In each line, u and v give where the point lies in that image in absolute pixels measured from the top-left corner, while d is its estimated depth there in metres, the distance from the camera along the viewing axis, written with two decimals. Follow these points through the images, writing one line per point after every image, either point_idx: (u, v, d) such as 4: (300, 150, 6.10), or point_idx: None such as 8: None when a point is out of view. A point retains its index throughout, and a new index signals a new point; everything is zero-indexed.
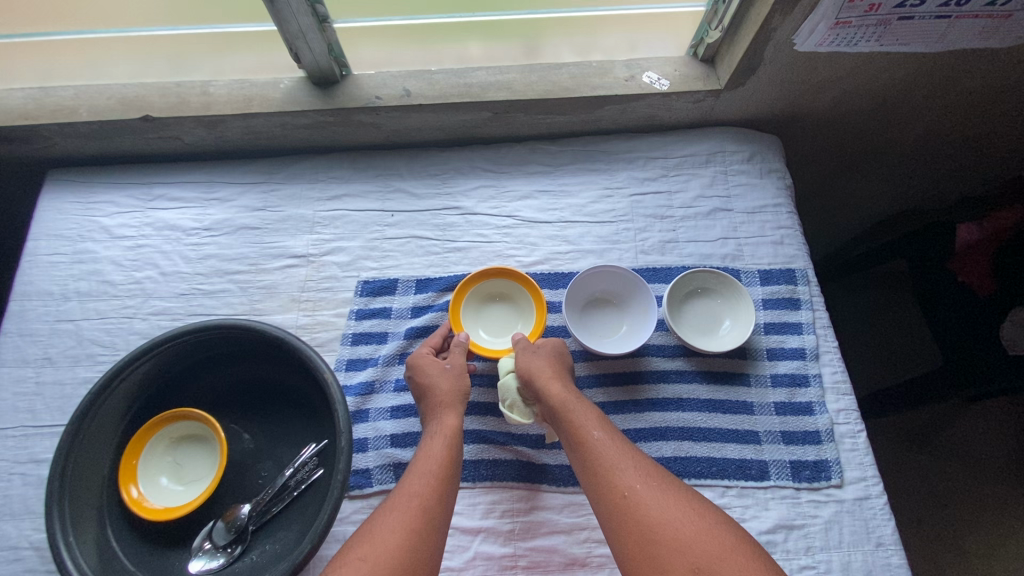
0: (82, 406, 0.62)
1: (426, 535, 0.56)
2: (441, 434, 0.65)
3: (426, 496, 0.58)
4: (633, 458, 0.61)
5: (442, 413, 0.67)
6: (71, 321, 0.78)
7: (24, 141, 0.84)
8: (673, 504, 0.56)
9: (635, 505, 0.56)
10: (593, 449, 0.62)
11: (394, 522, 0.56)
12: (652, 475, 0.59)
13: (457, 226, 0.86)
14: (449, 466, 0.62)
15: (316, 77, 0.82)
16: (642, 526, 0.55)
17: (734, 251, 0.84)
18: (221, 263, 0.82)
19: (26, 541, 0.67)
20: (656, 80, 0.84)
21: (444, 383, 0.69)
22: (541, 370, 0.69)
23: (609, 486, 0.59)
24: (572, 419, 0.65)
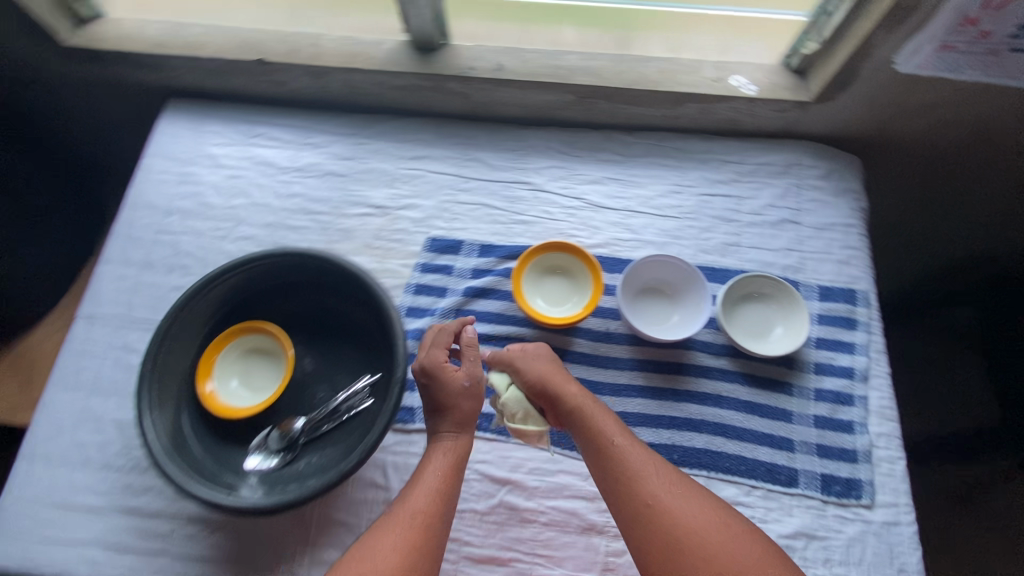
0: (181, 299, 0.70)
1: (426, 551, 0.58)
2: (451, 452, 0.65)
3: (430, 514, 0.60)
4: (656, 465, 0.62)
5: (456, 433, 0.66)
6: (171, 233, 0.87)
7: (152, 67, 0.93)
8: (698, 513, 0.57)
9: (660, 515, 0.57)
10: (615, 455, 0.62)
11: (396, 538, 0.58)
12: (674, 481, 0.60)
13: (526, 200, 0.90)
14: (450, 484, 0.63)
15: (419, 41, 0.87)
16: (667, 534, 0.56)
17: (796, 263, 0.84)
18: (307, 203, 0.89)
19: (112, 416, 0.76)
20: (744, 85, 0.85)
21: (461, 403, 0.66)
22: (553, 378, 0.69)
23: (632, 492, 0.59)
24: (590, 422, 0.65)
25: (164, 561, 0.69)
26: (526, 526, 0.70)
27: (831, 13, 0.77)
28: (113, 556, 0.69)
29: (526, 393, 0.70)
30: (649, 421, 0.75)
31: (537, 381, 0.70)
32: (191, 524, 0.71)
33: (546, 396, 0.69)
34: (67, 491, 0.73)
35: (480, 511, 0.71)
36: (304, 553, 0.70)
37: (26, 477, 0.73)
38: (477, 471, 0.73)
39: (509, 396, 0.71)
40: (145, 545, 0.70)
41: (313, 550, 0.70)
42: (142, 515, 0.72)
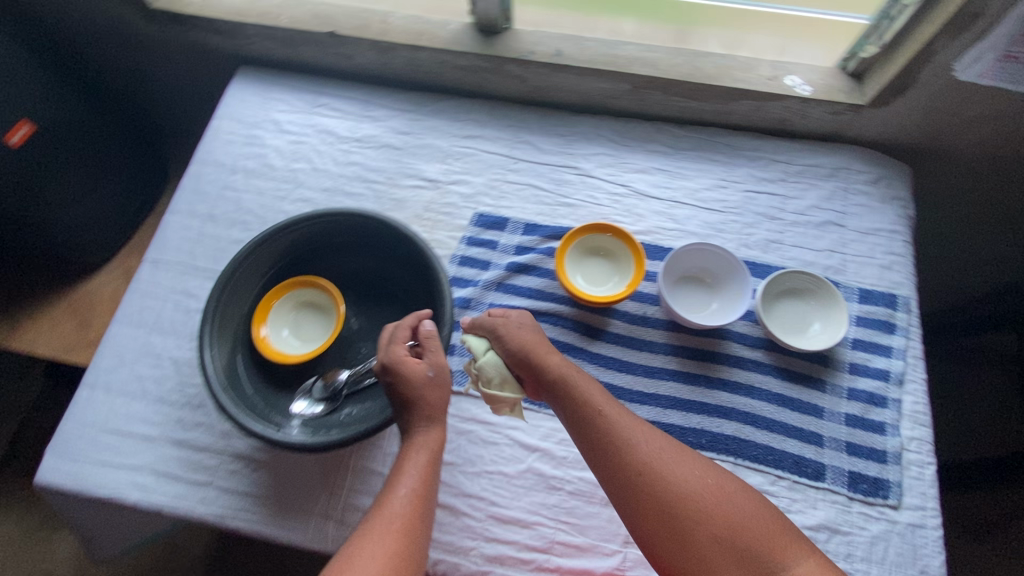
0: (247, 246, 0.74)
1: (408, 556, 0.58)
2: (426, 448, 0.65)
3: (407, 524, 0.59)
4: (646, 433, 0.63)
5: (428, 425, 0.66)
6: (234, 190, 0.91)
7: (229, 34, 0.98)
8: (691, 477, 0.60)
9: (653, 483, 0.59)
10: (606, 427, 0.63)
11: (377, 551, 0.57)
12: (663, 448, 0.62)
13: (573, 184, 0.92)
14: (428, 482, 0.63)
15: (483, 24, 0.91)
16: (662, 501, 0.58)
17: (838, 264, 0.85)
18: (363, 171, 0.93)
19: (170, 354, 0.81)
20: (799, 85, 0.86)
21: (429, 394, 0.66)
22: (536, 348, 0.70)
23: (624, 462, 0.61)
24: (575, 392, 0.66)
25: (209, 492, 0.73)
26: (552, 493, 0.73)
27: (893, 18, 0.79)
28: (162, 483, 0.74)
29: (505, 360, 0.70)
30: (679, 404, 0.76)
31: (520, 350, 0.70)
32: (235, 461, 0.75)
33: (529, 366, 0.69)
34: (124, 420, 0.77)
35: (509, 475, 0.74)
36: (341, 496, 0.73)
37: (88, 404, 0.78)
38: (508, 437, 0.76)
39: (486, 361, 0.71)
40: (192, 476, 0.74)
41: (350, 494, 0.73)
42: (191, 449, 0.76)
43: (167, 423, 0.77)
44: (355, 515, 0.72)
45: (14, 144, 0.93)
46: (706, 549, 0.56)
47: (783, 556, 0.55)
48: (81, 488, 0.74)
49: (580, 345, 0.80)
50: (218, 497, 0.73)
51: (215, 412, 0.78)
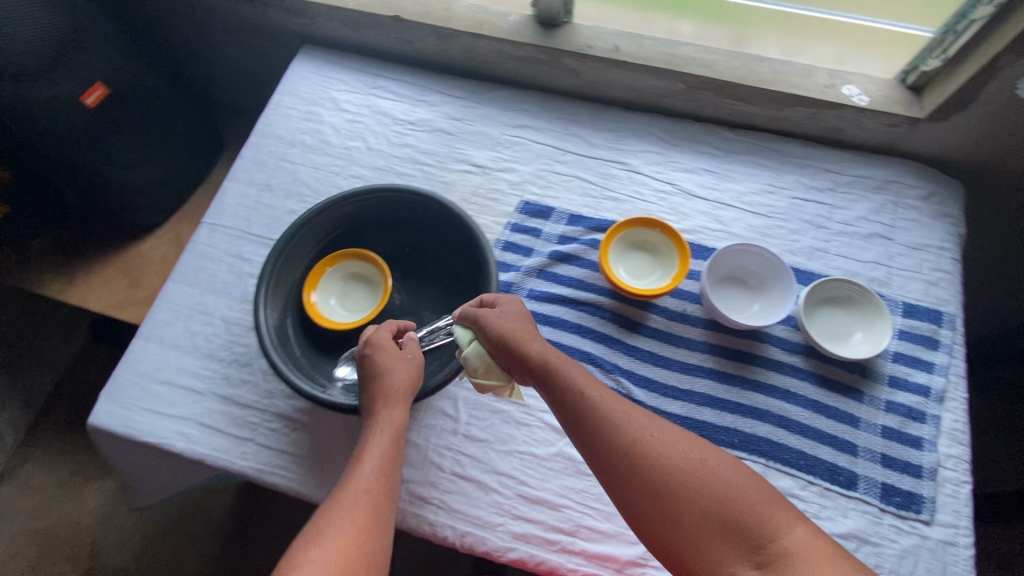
0: (307, 213, 0.78)
1: (376, 532, 0.57)
2: (389, 428, 0.64)
3: (374, 500, 0.59)
4: (630, 412, 0.62)
5: (393, 405, 0.66)
6: (291, 163, 0.95)
7: (297, 14, 1.02)
8: (676, 454, 0.58)
9: (639, 462, 0.58)
10: (589, 410, 0.61)
11: (346, 523, 0.56)
12: (647, 426, 0.61)
13: (620, 179, 0.93)
14: (390, 462, 0.63)
15: (543, 17, 0.93)
16: (650, 483, 0.57)
17: (883, 277, 0.84)
18: (415, 153, 0.96)
19: (221, 313, 0.84)
20: (856, 94, 0.86)
21: (399, 371, 0.68)
22: (516, 332, 0.68)
23: (610, 443, 0.60)
24: (555, 375, 0.64)
25: (250, 448, 0.76)
26: (581, 478, 0.74)
27: (958, 32, 0.78)
28: (207, 435, 0.77)
29: (486, 348, 0.69)
30: (713, 403, 0.76)
31: (499, 336, 0.68)
32: (277, 420, 0.78)
33: (509, 350, 0.67)
34: (174, 372, 0.81)
35: (540, 457, 0.75)
36: None
37: (142, 354, 0.82)
38: (541, 420, 0.77)
39: (470, 349, 0.69)
40: (235, 431, 0.77)
41: None
42: (235, 405, 0.79)
43: (215, 379, 0.80)
44: None
45: (90, 104, 0.98)
46: (697, 526, 0.54)
47: (775, 527, 0.54)
48: (131, 433, 0.77)
49: (617, 336, 0.81)
50: (258, 453, 0.76)
51: (261, 372, 0.81)
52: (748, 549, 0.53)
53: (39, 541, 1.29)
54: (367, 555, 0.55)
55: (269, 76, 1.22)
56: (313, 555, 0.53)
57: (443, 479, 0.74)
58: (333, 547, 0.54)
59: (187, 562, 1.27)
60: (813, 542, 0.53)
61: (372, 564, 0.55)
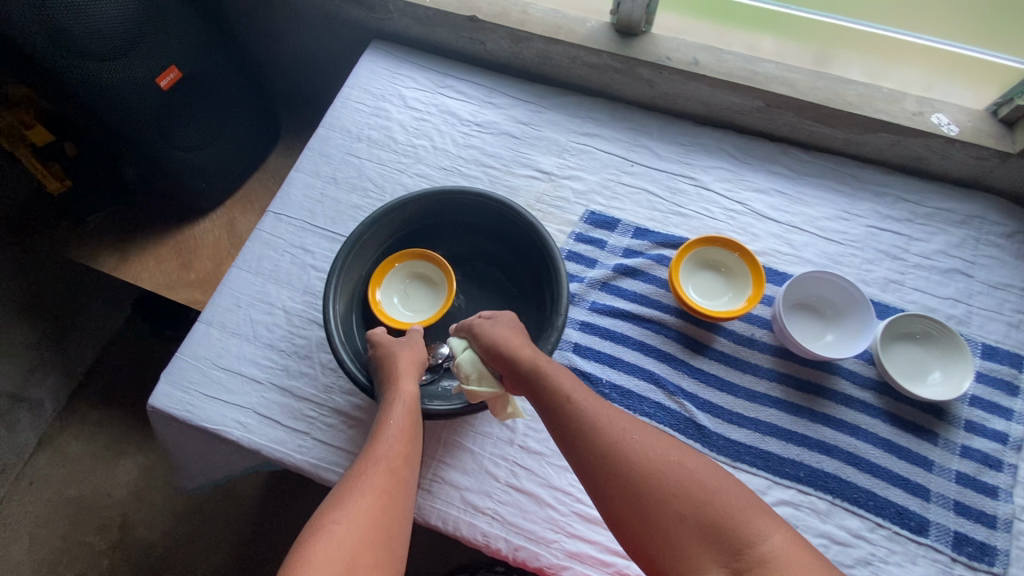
0: (377, 212, 0.78)
1: (396, 495, 0.59)
2: (400, 400, 0.66)
3: (393, 467, 0.60)
4: (612, 414, 0.61)
5: (401, 380, 0.68)
6: (357, 158, 0.95)
7: (371, 8, 1.01)
8: (653, 456, 0.57)
9: (618, 464, 0.57)
10: (572, 413, 0.61)
11: (365, 488, 0.58)
12: (627, 429, 0.60)
13: (689, 194, 0.91)
14: (408, 433, 0.64)
15: (622, 25, 0.91)
16: (626, 486, 0.55)
17: (961, 315, 0.81)
18: (481, 155, 0.95)
19: (282, 303, 0.85)
20: (945, 124, 0.83)
21: (404, 355, 0.70)
22: (509, 338, 0.69)
23: (590, 445, 0.59)
24: (543, 375, 0.65)
25: (306, 442, 0.76)
26: None
27: None
28: (263, 425, 0.77)
29: (479, 355, 0.70)
30: (779, 433, 0.75)
31: (492, 343, 0.70)
32: (333, 416, 0.77)
33: (500, 356, 0.68)
34: (234, 359, 0.81)
35: None
36: (432, 466, 0.74)
37: (203, 339, 0.82)
38: None
39: (464, 358, 0.72)
40: (292, 423, 0.77)
41: (440, 466, 0.74)
42: (293, 397, 0.79)
43: (274, 369, 0.80)
44: (442, 488, 0.73)
45: (164, 88, 1.00)
46: (674, 529, 0.52)
47: (755, 532, 0.51)
48: (190, 417, 0.77)
49: (681, 357, 0.79)
50: (314, 448, 0.75)
51: (320, 366, 0.81)
52: (725, 554, 0.50)
53: (71, 510, 1.30)
54: (387, 518, 0.57)
55: (332, 69, 1.22)
56: (335, 516, 0.55)
57: (498, 490, 0.73)
58: (355, 511, 0.55)
59: (214, 544, 1.28)
60: (796, 548, 0.50)
61: (393, 525, 0.57)
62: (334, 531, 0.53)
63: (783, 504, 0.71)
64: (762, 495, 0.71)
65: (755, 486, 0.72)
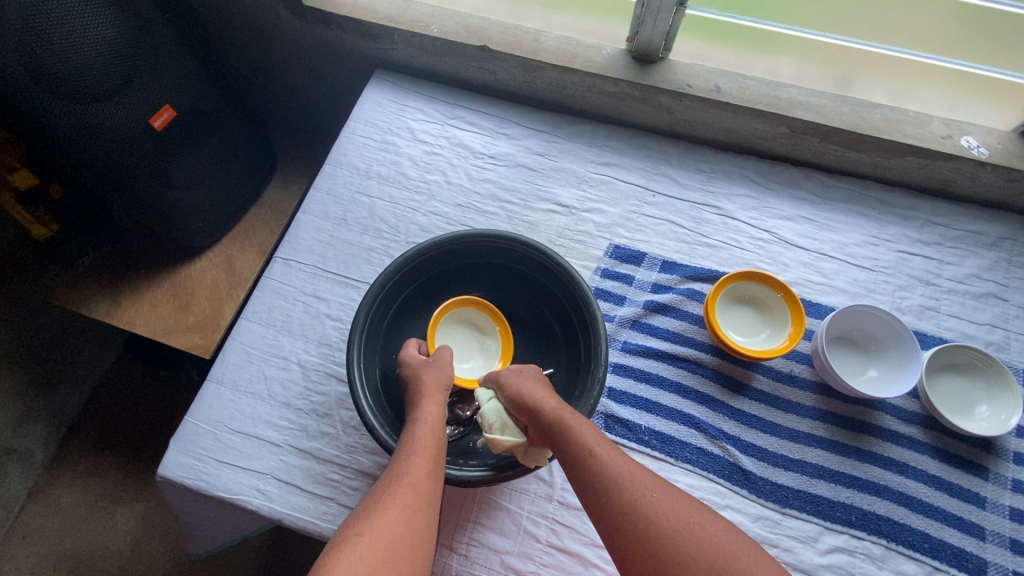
0: (399, 258, 0.73)
1: (419, 512, 0.55)
2: (426, 419, 0.63)
3: (418, 481, 0.57)
4: (633, 470, 0.58)
5: (427, 399, 0.66)
6: (368, 197, 0.91)
7: (376, 39, 0.98)
8: (672, 516, 0.54)
9: (635, 524, 0.54)
10: (593, 468, 0.58)
11: (389, 501, 0.55)
12: (648, 487, 0.57)
13: (714, 224, 0.88)
14: (433, 448, 0.61)
15: (639, 53, 0.89)
16: (643, 546, 0.52)
17: (1001, 341, 0.79)
18: (497, 190, 0.91)
19: (297, 356, 0.80)
20: (975, 146, 0.82)
21: (429, 376, 0.68)
22: (534, 390, 0.67)
23: (609, 503, 0.56)
24: (567, 424, 0.62)
25: (332, 508, 0.71)
26: None
27: None
28: (284, 492, 0.72)
29: (506, 406, 0.68)
30: (827, 475, 0.72)
31: (517, 394, 0.67)
32: (359, 478, 0.73)
33: (524, 407, 0.65)
34: (248, 421, 0.76)
35: None
36: (466, 530, 0.70)
37: (214, 399, 0.77)
38: None
39: (489, 407, 0.69)
40: (315, 488, 0.72)
41: (476, 528, 0.70)
42: (314, 459, 0.74)
43: (292, 429, 0.76)
44: (480, 552, 0.69)
45: (158, 127, 0.94)
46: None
47: None
48: (204, 486, 0.72)
49: (721, 398, 0.76)
50: (340, 515, 0.71)
51: (341, 424, 0.76)
52: None
53: (66, 564, 1.22)
54: (412, 531, 0.53)
55: (333, 100, 1.18)
56: (359, 528, 0.52)
57: (540, 551, 0.69)
58: (378, 526, 0.52)
59: None
60: None
61: (418, 540, 0.53)
62: (358, 542, 0.51)
63: (836, 551, 0.68)
64: (814, 543, 0.69)
65: (807, 533, 0.69)
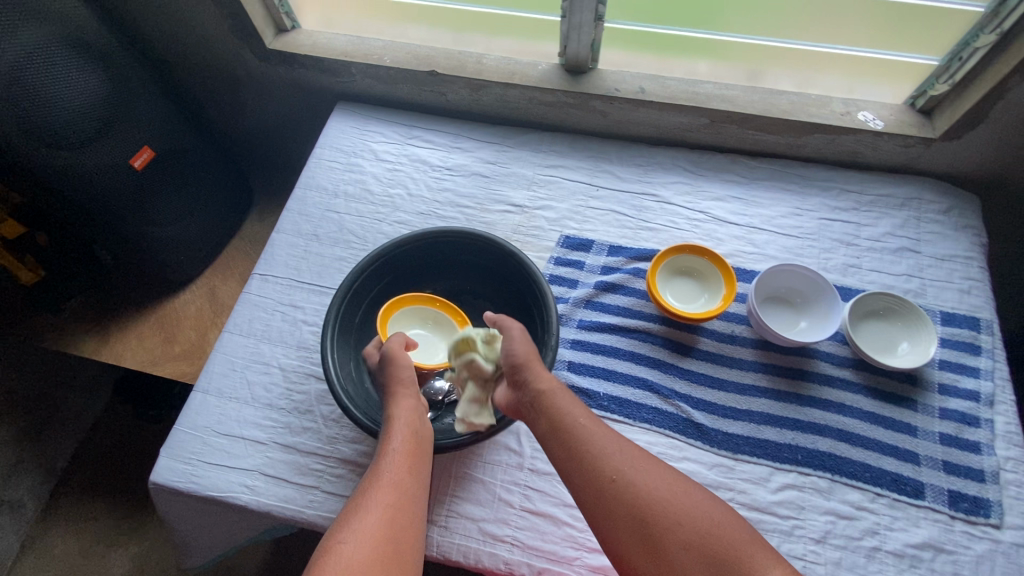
0: (366, 258, 0.81)
1: (403, 509, 0.60)
2: (400, 416, 0.67)
3: (398, 480, 0.61)
4: (620, 443, 0.63)
5: (402, 397, 0.69)
6: (337, 213, 0.98)
7: (335, 74, 1.08)
8: (658, 484, 0.59)
9: (626, 490, 0.59)
10: (583, 438, 0.63)
11: (370, 505, 0.59)
12: (634, 458, 0.62)
13: (653, 210, 0.96)
14: (408, 445, 0.65)
15: (571, 65, 0.99)
16: (633, 511, 0.57)
17: (917, 288, 0.87)
18: (455, 197, 0.99)
19: (277, 361, 0.86)
20: (871, 120, 0.93)
21: (395, 366, 0.71)
22: (529, 359, 0.70)
23: (600, 471, 0.61)
24: (558, 401, 0.66)
25: (317, 496, 0.76)
26: None
27: (964, 59, 0.85)
28: (271, 485, 0.77)
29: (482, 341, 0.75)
30: (772, 421, 0.78)
31: (512, 358, 0.70)
32: (341, 466, 0.78)
33: (519, 374, 0.69)
34: (234, 423, 0.81)
35: None
36: (445, 502, 0.75)
37: (201, 407, 0.82)
38: None
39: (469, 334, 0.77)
40: (300, 479, 0.77)
41: (453, 501, 0.75)
42: (298, 453, 0.79)
43: (275, 427, 0.81)
44: (458, 522, 0.74)
45: (138, 167, 1.02)
46: (678, 560, 0.54)
47: (752, 563, 0.53)
48: (194, 488, 0.77)
49: (670, 361, 0.83)
50: (324, 501, 0.75)
51: (322, 418, 0.81)
52: None
53: None
54: (398, 533, 0.58)
55: (302, 134, 1.27)
56: (344, 534, 0.57)
57: (514, 516, 0.74)
58: (362, 530, 0.57)
59: None
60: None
61: (403, 535, 0.58)
62: (343, 549, 0.55)
63: (787, 488, 0.74)
64: (766, 482, 0.74)
65: (758, 475, 0.75)
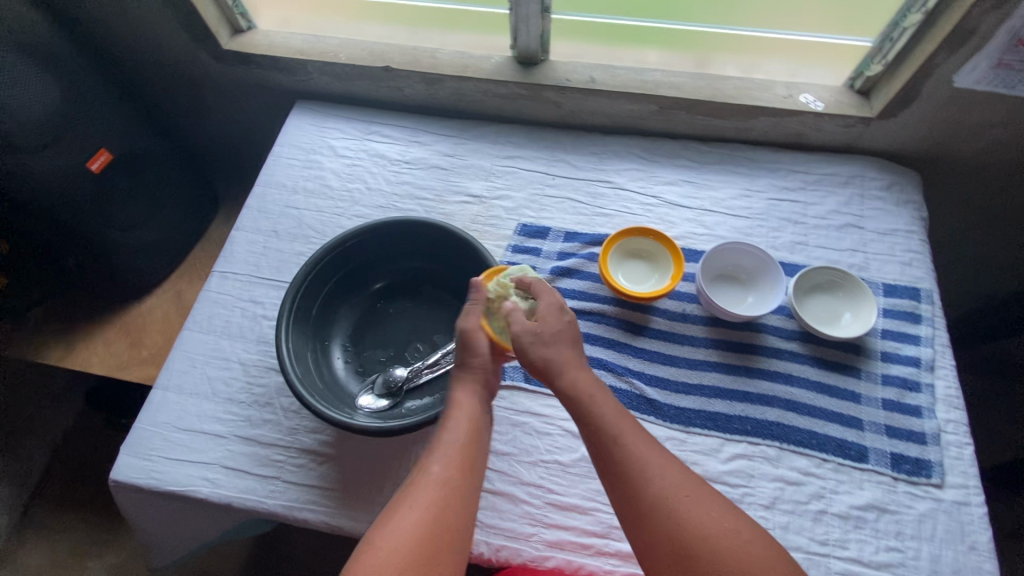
0: (320, 250, 0.82)
1: (450, 505, 0.59)
2: (467, 403, 0.67)
3: (449, 475, 0.61)
4: (667, 467, 0.62)
5: (472, 383, 0.68)
6: (296, 209, 0.99)
7: (292, 73, 1.09)
8: (707, 516, 0.58)
9: (670, 519, 0.58)
10: (626, 459, 0.61)
11: (416, 501, 0.59)
12: (682, 483, 0.61)
13: (607, 196, 0.98)
14: (471, 437, 0.64)
15: (523, 57, 1.02)
16: (675, 543, 0.57)
17: (861, 262, 0.90)
18: (413, 189, 1.01)
19: (237, 356, 0.87)
20: (812, 101, 0.96)
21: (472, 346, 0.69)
22: (570, 365, 0.67)
23: (644, 497, 0.59)
24: (603, 414, 0.64)
25: (278, 486, 0.77)
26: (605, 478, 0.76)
27: (894, 39, 0.89)
28: (231, 477, 0.77)
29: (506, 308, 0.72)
30: (723, 394, 0.80)
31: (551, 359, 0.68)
32: (301, 456, 0.79)
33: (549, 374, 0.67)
34: (194, 418, 0.81)
35: (565, 464, 0.77)
36: None
37: (161, 404, 0.83)
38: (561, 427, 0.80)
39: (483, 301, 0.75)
40: (261, 470, 0.78)
41: None
42: (258, 445, 0.79)
43: (235, 420, 0.81)
44: None
45: (96, 170, 1.02)
46: None
47: None
48: (155, 483, 0.77)
49: (624, 340, 0.85)
50: (285, 491, 0.76)
51: (282, 410, 0.82)
52: None
53: None
54: (439, 532, 0.57)
55: (266, 135, 1.28)
56: (386, 532, 0.57)
57: None
58: (402, 526, 0.57)
59: None
60: None
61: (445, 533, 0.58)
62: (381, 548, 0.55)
63: (737, 458, 0.76)
64: (717, 453, 0.76)
65: (709, 446, 0.77)
